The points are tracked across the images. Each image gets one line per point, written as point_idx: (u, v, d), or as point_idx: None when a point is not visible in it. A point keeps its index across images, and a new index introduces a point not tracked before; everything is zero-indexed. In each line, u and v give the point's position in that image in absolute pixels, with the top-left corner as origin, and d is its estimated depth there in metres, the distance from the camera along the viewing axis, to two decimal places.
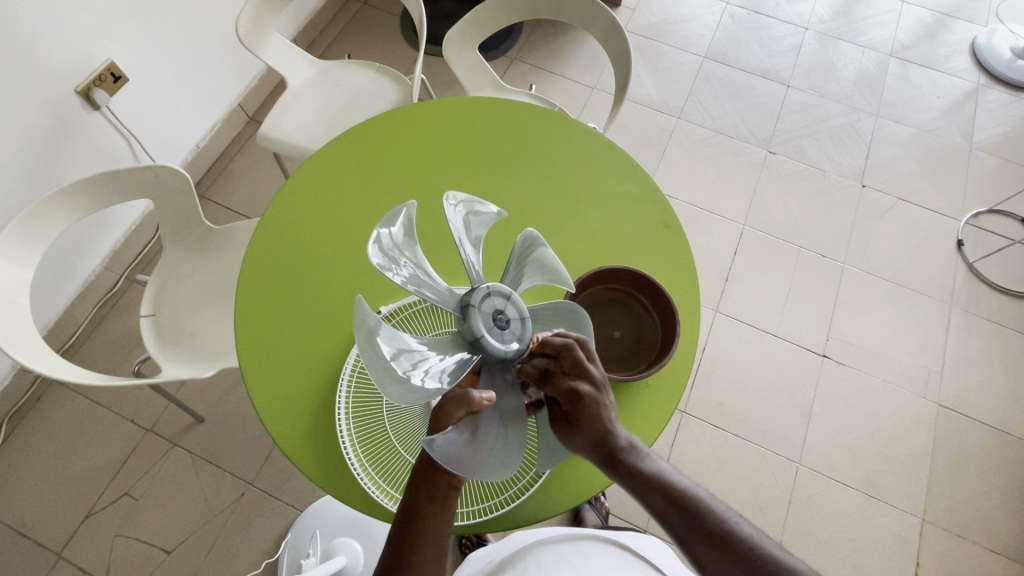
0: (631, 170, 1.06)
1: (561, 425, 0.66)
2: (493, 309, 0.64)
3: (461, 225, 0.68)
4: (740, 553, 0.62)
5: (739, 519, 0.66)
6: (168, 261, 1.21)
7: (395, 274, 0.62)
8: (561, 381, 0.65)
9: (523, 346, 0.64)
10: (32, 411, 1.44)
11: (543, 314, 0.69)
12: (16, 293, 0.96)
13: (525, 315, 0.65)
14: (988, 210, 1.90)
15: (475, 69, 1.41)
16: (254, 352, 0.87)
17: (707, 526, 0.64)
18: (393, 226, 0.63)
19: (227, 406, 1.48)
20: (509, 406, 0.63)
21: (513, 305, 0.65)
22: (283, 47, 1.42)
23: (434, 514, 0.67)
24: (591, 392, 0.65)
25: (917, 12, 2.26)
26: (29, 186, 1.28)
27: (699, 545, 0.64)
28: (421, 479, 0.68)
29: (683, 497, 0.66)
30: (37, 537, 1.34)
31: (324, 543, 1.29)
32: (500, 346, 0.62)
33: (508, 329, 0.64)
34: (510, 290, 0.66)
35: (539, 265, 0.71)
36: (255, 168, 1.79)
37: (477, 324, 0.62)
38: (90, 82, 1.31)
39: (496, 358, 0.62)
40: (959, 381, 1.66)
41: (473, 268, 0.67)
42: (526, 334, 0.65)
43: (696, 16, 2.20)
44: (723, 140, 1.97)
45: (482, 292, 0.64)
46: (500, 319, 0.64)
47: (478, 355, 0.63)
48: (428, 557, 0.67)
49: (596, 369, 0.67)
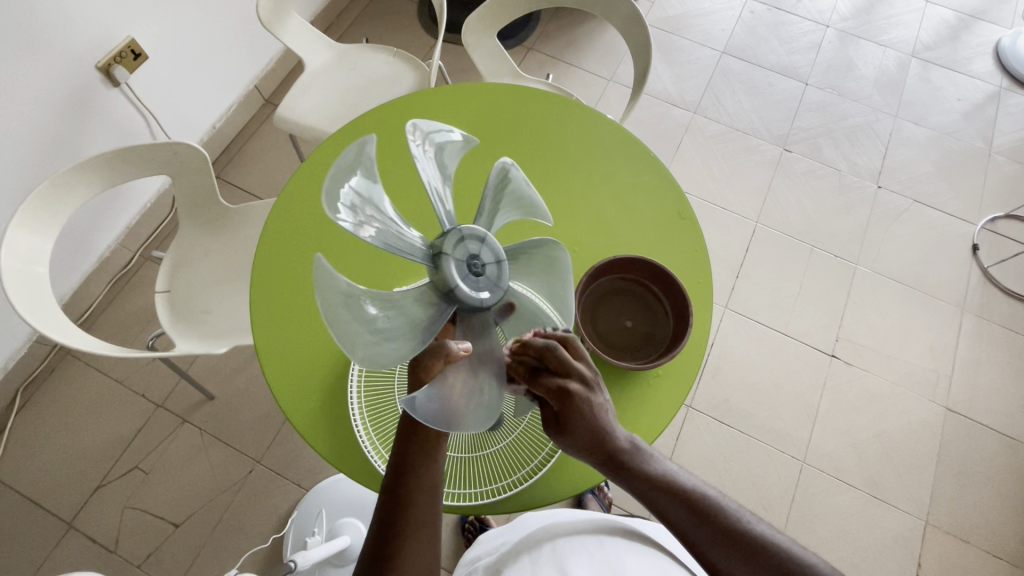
0: (648, 162, 1.05)
1: (551, 426, 0.66)
2: (467, 255, 0.64)
3: (427, 159, 0.67)
4: (747, 546, 0.64)
5: (743, 511, 0.67)
6: (184, 238, 1.22)
7: (366, 231, 0.60)
8: (542, 379, 0.65)
9: (498, 293, 0.65)
10: (46, 383, 1.47)
11: (520, 255, 0.70)
12: (36, 263, 0.97)
13: (501, 257, 0.65)
14: (1004, 215, 1.88)
15: (493, 55, 1.41)
16: (269, 330, 0.88)
17: (711, 521, 0.65)
18: (352, 175, 0.59)
19: (237, 384, 1.50)
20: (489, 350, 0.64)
21: (487, 247, 0.65)
22: (302, 28, 1.42)
23: (425, 466, 0.68)
24: (580, 390, 0.65)
25: (941, 13, 2.23)
26: (49, 160, 1.29)
27: (706, 541, 0.65)
28: (408, 431, 0.69)
29: (686, 494, 0.67)
30: (48, 506, 1.36)
31: (329, 523, 1.31)
32: (476, 294, 0.63)
33: (483, 275, 0.64)
34: (483, 232, 0.66)
35: (515, 201, 0.72)
36: (271, 150, 1.81)
37: (450, 273, 0.63)
38: (111, 58, 1.32)
39: (472, 307, 0.63)
40: (968, 386, 1.65)
41: (443, 209, 0.67)
42: (502, 277, 0.65)
43: (716, 10, 2.18)
44: (739, 136, 1.96)
45: (454, 239, 0.64)
46: (474, 264, 0.64)
47: (455, 305, 0.64)
48: (422, 506, 0.67)
49: (583, 367, 0.66)
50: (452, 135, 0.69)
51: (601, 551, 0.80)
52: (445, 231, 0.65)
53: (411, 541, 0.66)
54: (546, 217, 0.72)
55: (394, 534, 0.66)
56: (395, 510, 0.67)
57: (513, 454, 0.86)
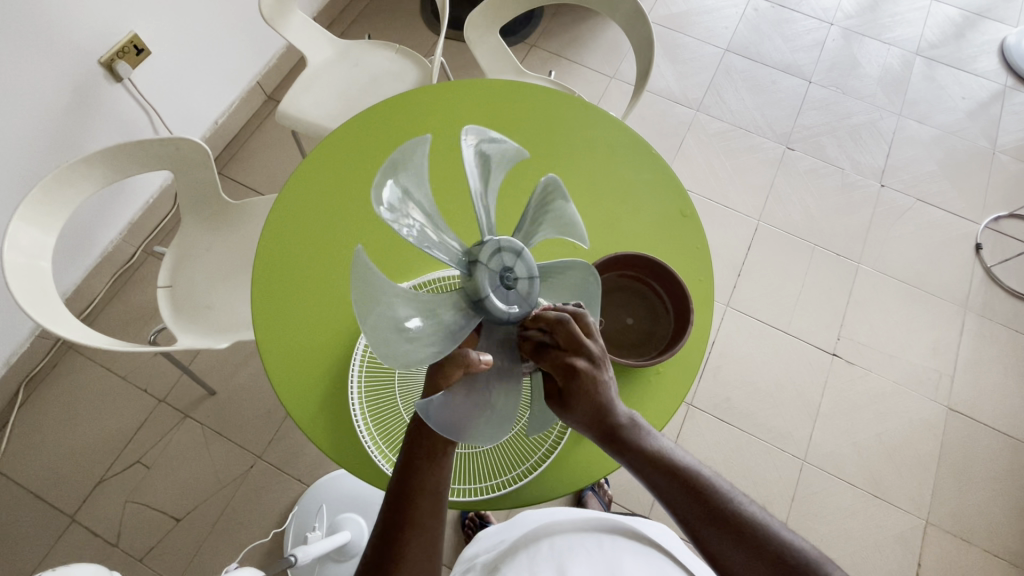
0: (650, 159, 1.05)
1: (553, 400, 0.67)
2: (501, 267, 0.63)
3: (478, 163, 0.64)
4: (741, 530, 0.63)
5: (741, 496, 0.67)
6: (186, 233, 1.22)
7: (408, 230, 0.58)
8: (550, 355, 0.65)
9: (527, 308, 0.65)
10: (49, 377, 1.47)
11: (554, 272, 0.67)
12: (39, 257, 0.97)
13: (534, 274, 0.65)
14: (1008, 215, 1.87)
15: (495, 52, 1.40)
16: (270, 325, 0.88)
17: (708, 505, 0.65)
18: (398, 171, 0.57)
19: (238, 380, 1.50)
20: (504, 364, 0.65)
21: (523, 262, 0.65)
22: (304, 24, 1.42)
23: (431, 469, 0.67)
24: (587, 368, 0.65)
25: (946, 11, 2.21)
26: (52, 155, 1.29)
27: (700, 523, 0.65)
28: (415, 433, 0.68)
29: (684, 477, 0.66)
30: (51, 499, 1.37)
31: (329, 518, 1.32)
32: (505, 308, 0.63)
33: (514, 289, 0.64)
34: (521, 246, 0.65)
35: (550, 219, 0.69)
36: (273, 146, 1.81)
37: (484, 283, 0.62)
38: (114, 54, 1.33)
39: (499, 319, 0.63)
40: (969, 385, 1.65)
41: (486, 218, 0.64)
42: (532, 293, 0.65)
43: (719, 8, 2.18)
44: (742, 134, 1.95)
45: (492, 249, 0.63)
46: (507, 277, 0.63)
47: (482, 315, 0.63)
48: (425, 512, 0.67)
49: (591, 345, 0.66)
50: (505, 144, 0.66)
51: (599, 550, 0.80)
52: (485, 240, 0.64)
53: (416, 541, 0.67)
54: (581, 239, 0.70)
55: (399, 534, 0.67)
56: (398, 514, 0.67)
57: (512, 450, 0.86)
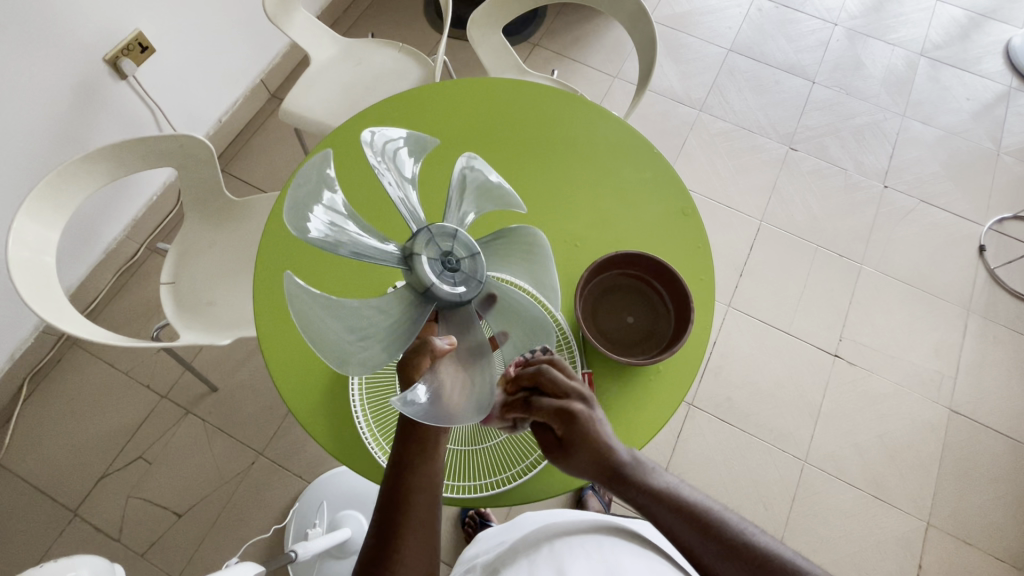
0: (651, 157, 1.05)
1: (554, 449, 0.70)
2: (441, 253, 0.67)
3: (389, 168, 0.69)
4: (754, 561, 0.64)
5: (750, 527, 0.67)
6: (189, 230, 1.23)
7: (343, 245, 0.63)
8: (541, 407, 0.69)
9: (476, 286, 0.67)
10: (52, 372, 1.48)
11: (500, 245, 0.71)
12: (43, 252, 0.98)
13: (474, 251, 0.68)
14: (1012, 217, 1.87)
15: (497, 51, 1.41)
16: (271, 319, 0.89)
17: (718, 537, 0.66)
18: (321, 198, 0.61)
19: (240, 376, 1.51)
20: (473, 343, 0.65)
21: (460, 242, 0.68)
22: (307, 22, 1.42)
23: (425, 463, 0.69)
24: (581, 410, 0.69)
25: (951, 12, 2.21)
26: (57, 152, 1.30)
27: (712, 556, 0.65)
28: (405, 430, 0.70)
29: (693, 510, 0.68)
30: (54, 494, 1.38)
31: (330, 515, 1.32)
32: (452, 290, 0.65)
33: (458, 270, 0.67)
34: (455, 228, 0.68)
35: (481, 191, 0.72)
36: (276, 144, 1.81)
37: (425, 272, 0.65)
38: (119, 51, 1.33)
39: (452, 302, 0.65)
40: (973, 388, 1.64)
41: (409, 213, 0.69)
42: (478, 269, 0.68)
43: (723, 8, 2.17)
44: (745, 134, 1.95)
45: (424, 239, 0.67)
46: (449, 260, 0.67)
47: (434, 303, 0.65)
48: (422, 505, 0.68)
49: (579, 388, 0.71)
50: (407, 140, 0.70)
51: (598, 551, 0.79)
52: (416, 232, 0.68)
53: (412, 535, 0.66)
54: (517, 202, 0.72)
55: (395, 531, 0.66)
56: (396, 514, 0.67)
57: (512, 448, 0.86)
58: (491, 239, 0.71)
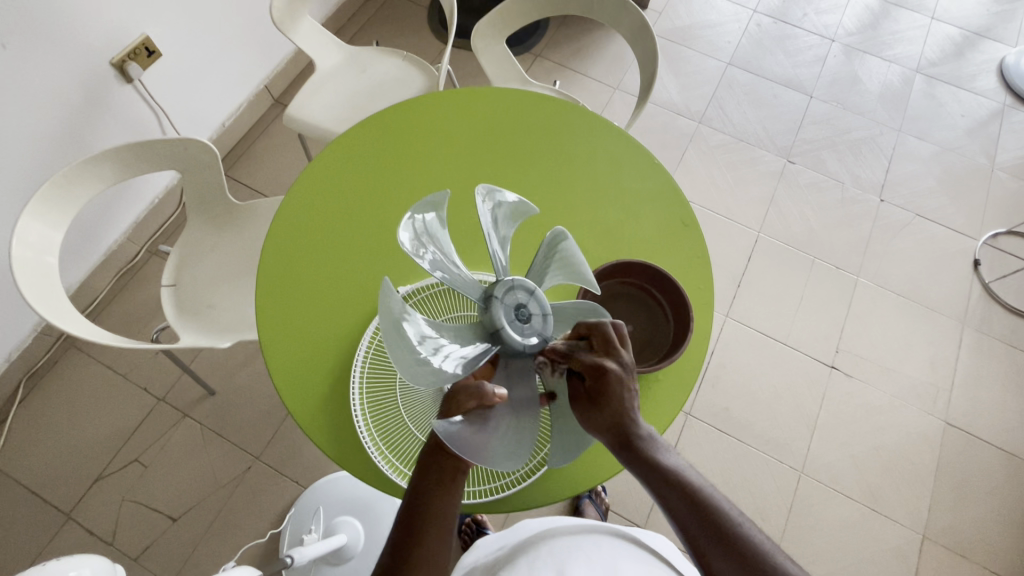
0: (651, 168, 1.07)
1: (580, 402, 0.68)
2: (516, 303, 0.68)
3: (546, 248, 0.72)
4: (749, 558, 0.60)
5: (757, 532, 0.63)
6: (190, 233, 1.23)
7: (421, 257, 0.65)
8: (605, 332, 0.68)
9: (541, 341, 0.68)
10: (49, 373, 1.47)
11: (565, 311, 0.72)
12: (46, 253, 0.98)
13: (547, 312, 0.69)
14: (1006, 231, 1.89)
15: (500, 62, 1.42)
16: (273, 325, 0.89)
17: (723, 536, 0.62)
18: (510, 199, 0.72)
19: (238, 380, 1.51)
20: (519, 397, 0.67)
21: (536, 300, 0.69)
22: (313, 30, 1.44)
23: (443, 495, 0.68)
24: (616, 371, 0.67)
25: (946, 30, 2.25)
26: (61, 154, 1.31)
27: (708, 544, 0.62)
28: (427, 462, 0.69)
29: (702, 502, 0.64)
30: (47, 496, 1.37)
31: (326, 521, 1.32)
32: (521, 340, 0.67)
33: (529, 324, 0.68)
34: (534, 285, 0.70)
35: (563, 265, 0.73)
36: (279, 149, 1.83)
37: (498, 316, 0.66)
38: (125, 55, 1.34)
39: (514, 350, 0.67)
40: (967, 400, 1.65)
41: (499, 263, 0.71)
42: (546, 329, 0.69)
43: (723, 22, 2.20)
44: (743, 147, 1.97)
45: (506, 286, 0.68)
46: (521, 312, 0.68)
47: (498, 346, 0.67)
48: (433, 538, 0.66)
49: (626, 353, 0.68)
50: (554, 232, 0.72)
51: (598, 556, 0.79)
52: (500, 280, 0.69)
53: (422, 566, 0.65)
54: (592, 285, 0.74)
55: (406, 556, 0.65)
56: (407, 540, 0.66)
57: None
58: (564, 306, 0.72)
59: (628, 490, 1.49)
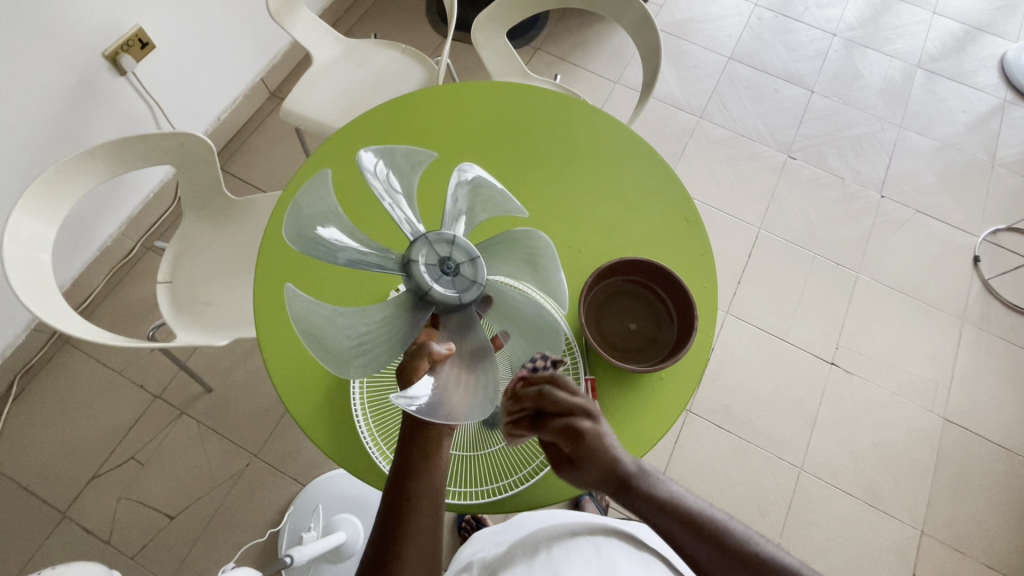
0: (654, 164, 1.05)
1: (563, 466, 0.69)
2: (438, 258, 0.64)
3: (458, 189, 0.68)
4: (758, 565, 0.64)
5: (758, 536, 0.67)
6: (186, 229, 1.21)
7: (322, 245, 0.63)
8: (552, 394, 0.68)
9: (477, 288, 0.64)
10: (44, 370, 1.46)
11: (498, 247, 0.68)
12: (39, 249, 0.96)
13: (474, 255, 0.64)
14: (1006, 228, 1.89)
15: (500, 55, 1.40)
16: (270, 325, 0.88)
17: (729, 550, 0.65)
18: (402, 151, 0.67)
19: (236, 377, 1.50)
20: (474, 345, 0.63)
21: (459, 248, 0.65)
22: (310, 22, 1.41)
23: (426, 469, 0.67)
24: (585, 425, 0.68)
25: (947, 25, 2.23)
26: (55, 149, 1.29)
27: (720, 566, 0.65)
28: (407, 436, 0.69)
29: (701, 523, 0.67)
30: (43, 495, 1.35)
31: (325, 518, 1.31)
32: (451, 293, 0.63)
33: (458, 275, 0.64)
34: (453, 234, 0.65)
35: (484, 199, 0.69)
36: (275, 143, 1.80)
37: (422, 279, 0.62)
38: (119, 47, 1.32)
39: (451, 306, 0.63)
40: (966, 397, 1.65)
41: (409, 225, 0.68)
42: (479, 274, 0.64)
43: (724, 16, 2.19)
44: (743, 142, 1.96)
45: (422, 245, 0.64)
46: (448, 266, 0.64)
47: (433, 308, 0.63)
48: (424, 513, 0.66)
49: (583, 400, 0.69)
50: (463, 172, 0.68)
51: (598, 557, 0.77)
52: (414, 240, 0.65)
53: (413, 541, 0.65)
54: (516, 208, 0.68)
55: (397, 534, 0.65)
56: (397, 518, 0.66)
57: (517, 454, 0.85)
58: (494, 241, 0.68)
59: None
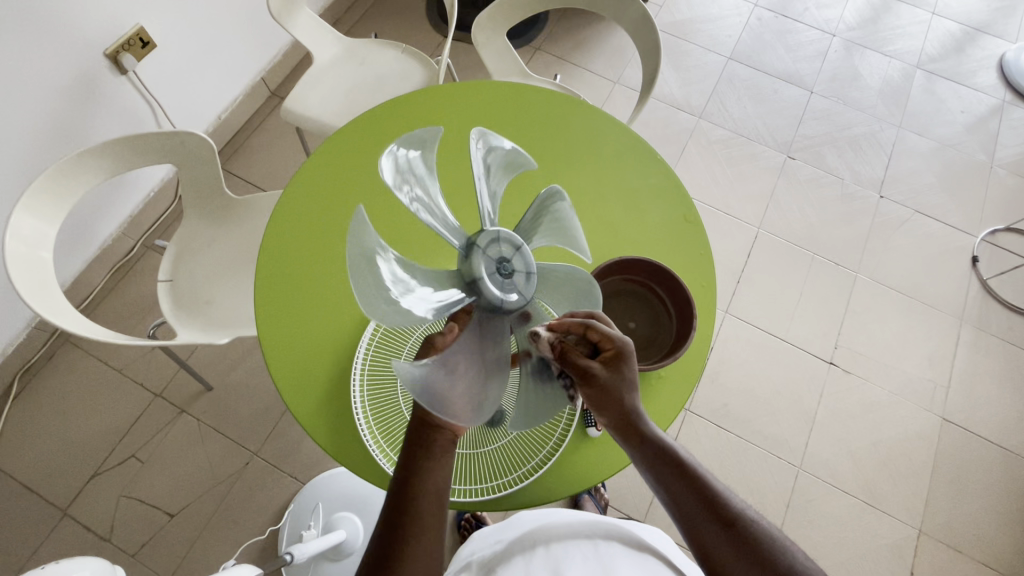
0: (654, 163, 1.06)
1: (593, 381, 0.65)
2: (499, 256, 0.67)
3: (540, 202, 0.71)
4: (743, 534, 0.64)
5: (747, 508, 0.67)
6: (187, 227, 1.22)
7: (404, 187, 0.63)
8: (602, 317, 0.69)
9: (521, 300, 0.67)
10: (45, 369, 1.46)
11: (553, 276, 0.71)
12: (40, 247, 0.97)
13: (531, 270, 0.68)
14: (1005, 228, 1.89)
15: (501, 54, 1.40)
16: (269, 327, 0.88)
17: (719, 514, 0.65)
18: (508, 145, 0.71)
19: (236, 375, 1.50)
20: (494, 357, 0.64)
21: (520, 257, 0.68)
22: (311, 22, 1.42)
23: (431, 467, 0.68)
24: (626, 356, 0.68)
25: (946, 25, 2.24)
26: (55, 147, 1.29)
27: (706, 525, 0.65)
28: (414, 435, 0.70)
29: (699, 481, 0.67)
30: (43, 493, 1.36)
31: (325, 517, 1.32)
32: (499, 293, 0.65)
33: (511, 280, 0.67)
34: (521, 242, 0.69)
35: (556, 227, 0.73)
36: (276, 142, 1.81)
37: (479, 266, 0.66)
38: (120, 46, 1.32)
39: (491, 304, 0.65)
40: (964, 396, 1.66)
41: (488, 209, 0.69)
42: (528, 288, 0.68)
43: (724, 16, 2.19)
44: (743, 142, 1.97)
45: (490, 237, 0.67)
46: (504, 267, 0.67)
47: (473, 297, 0.66)
48: (428, 511, 0.66)
49: None
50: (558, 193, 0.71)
51: (596, 554, 0.79)
52: (485, 228, 0.68)
53: (416, 538, 0.65)
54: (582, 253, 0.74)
55: (399, 530, 0.65)
56: (400, 516, 0.65)
57: (516, 452, 0.86)
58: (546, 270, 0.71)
59: (628, 485, 1.49)
